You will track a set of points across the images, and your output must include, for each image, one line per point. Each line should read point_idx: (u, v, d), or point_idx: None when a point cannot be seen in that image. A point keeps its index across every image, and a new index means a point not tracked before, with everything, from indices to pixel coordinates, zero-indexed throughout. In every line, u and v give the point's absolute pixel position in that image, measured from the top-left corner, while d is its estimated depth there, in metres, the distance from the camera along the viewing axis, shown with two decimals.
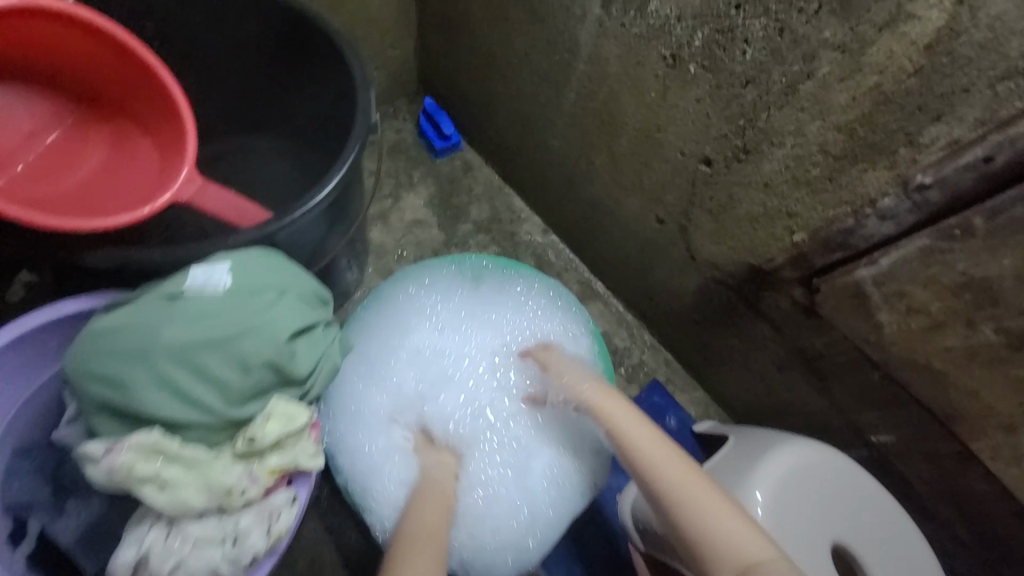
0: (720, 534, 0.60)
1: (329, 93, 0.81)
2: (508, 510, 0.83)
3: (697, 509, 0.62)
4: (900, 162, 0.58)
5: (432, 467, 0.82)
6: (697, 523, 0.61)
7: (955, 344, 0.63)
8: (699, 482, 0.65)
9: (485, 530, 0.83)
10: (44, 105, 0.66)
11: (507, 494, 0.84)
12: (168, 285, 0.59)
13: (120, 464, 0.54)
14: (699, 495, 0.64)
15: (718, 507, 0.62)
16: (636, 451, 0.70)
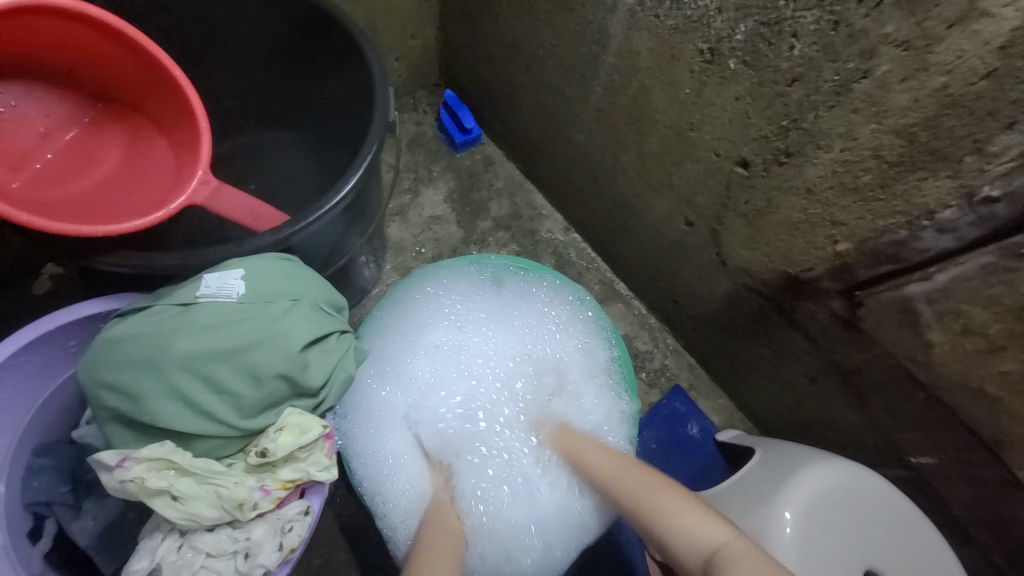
0: (679, 526, 0.67)
1: (348, 88, 0.79)
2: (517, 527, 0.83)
3: (657, 512, 0.70)
4: (965, 171, 0.52)
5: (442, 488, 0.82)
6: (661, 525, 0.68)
7: (1013, 370, 0.58)
8: (657, 488, 0.72)
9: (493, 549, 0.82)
10: (60, 105, 0.65)
11: (506, 511, 0.83)
12: (183, 292, 0.58)
13: (132, 478, 0.54)
14: (662, 500, 0.71)
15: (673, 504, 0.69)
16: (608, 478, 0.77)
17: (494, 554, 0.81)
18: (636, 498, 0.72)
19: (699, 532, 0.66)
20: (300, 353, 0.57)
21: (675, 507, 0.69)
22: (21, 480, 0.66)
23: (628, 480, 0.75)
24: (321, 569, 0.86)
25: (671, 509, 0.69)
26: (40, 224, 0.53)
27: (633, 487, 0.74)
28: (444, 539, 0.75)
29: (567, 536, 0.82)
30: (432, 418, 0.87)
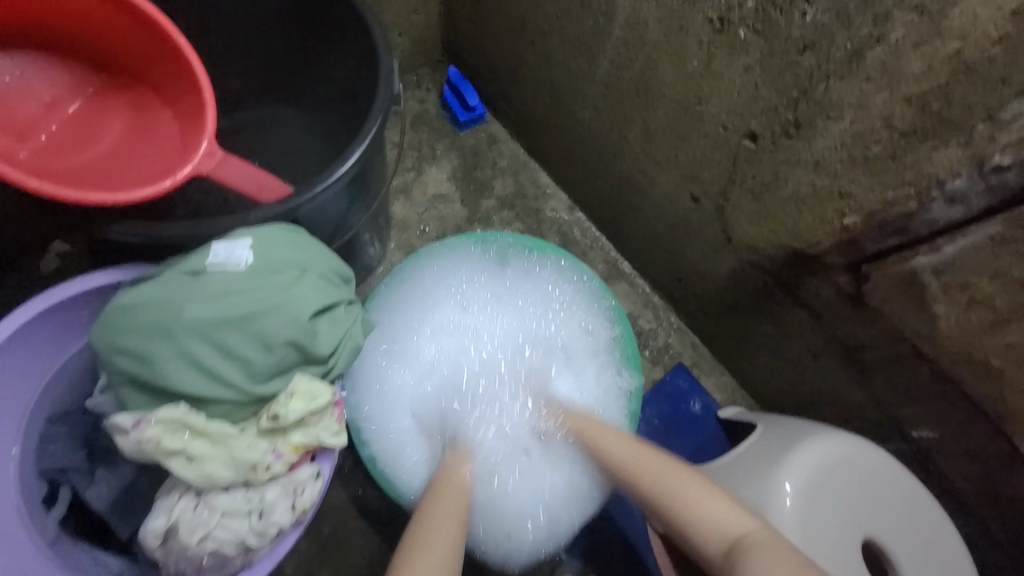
0: (702, 513, 0.65)
1: (352, 61, 0.78)
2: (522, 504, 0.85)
3: (677, 498, 0.67)
4: (976, 140, 0.52)
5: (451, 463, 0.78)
6: (681, 510, 0.66)
7: (1017, 342, 0.59)
8: (675, 473, 0.69)
9: (500, 524, 0.85)
10: (66, 76, 0.66)
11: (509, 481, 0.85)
12: (191, 261, 0.58)
13: (149, 438, 0.56)
14: (681, 487, 0.68)
15: (694, 490, 0.67)
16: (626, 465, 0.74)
17: (502, 527, 0.84)
18: (656, 485, 0.69)
19: (723, 523, 0.63)
20: (308, 321, 0.58)
21: (697, 493, 0.66)
22: (37, 448, 0.68)
23: (650, 467, 0.72)
24: (331, 538, 0.89)
25: (690, 496, 0.66)
26: (43, 187, 0.53)
27: (654, 472, 0.71)
28: (450, 517, 0.68)
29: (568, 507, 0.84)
30: (438, 394, 0.87)
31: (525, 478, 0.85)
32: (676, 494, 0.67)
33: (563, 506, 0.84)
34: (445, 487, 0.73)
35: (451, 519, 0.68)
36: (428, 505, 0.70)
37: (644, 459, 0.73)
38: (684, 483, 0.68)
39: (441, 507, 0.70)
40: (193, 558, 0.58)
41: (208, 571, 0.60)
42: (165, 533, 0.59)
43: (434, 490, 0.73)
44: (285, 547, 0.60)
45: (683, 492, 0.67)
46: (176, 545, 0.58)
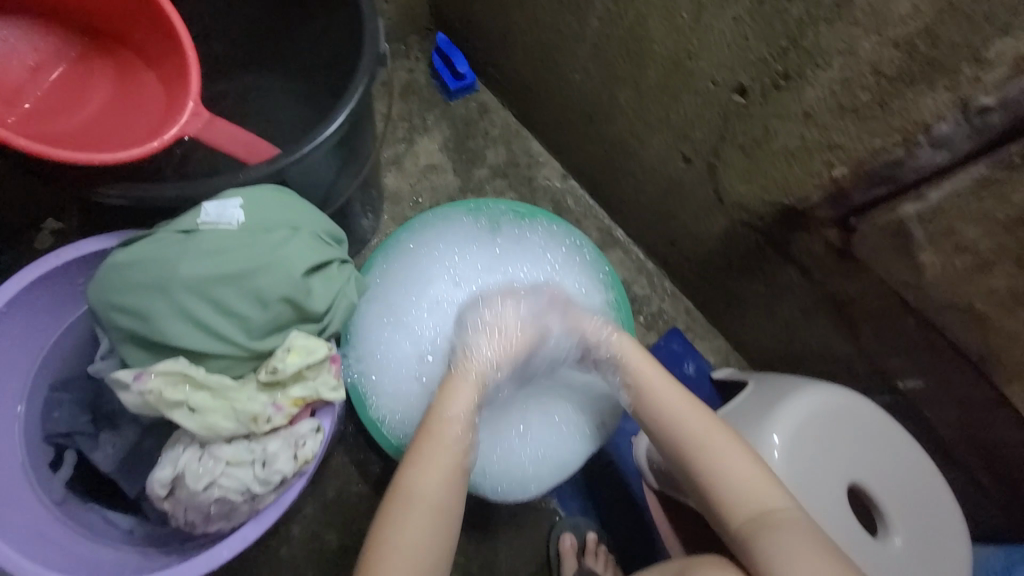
0: (738, 482, 0.65)
1: (336, 24, 0.77)
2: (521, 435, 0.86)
3: (720, 463, 0.67)
4: (963, 82, 0.52)
5: (456, 403, 0.71)
6: (718, 474, 0.66)
7: (1000, 286, 0.60)
8: (725, 438, 0.68)
9: (497, 458, 0.85)
10: (48, 39, 0.66)
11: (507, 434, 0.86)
12: (184, 220, 0.59)
13: (151, 390, 0.57)
14: (727, 452, 0.67)
15: (741, 459, 0.67)
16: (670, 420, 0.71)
17: (494, 460, 0.84)
18: (700, 447, 0.68)
19: (756, 498, 0.64)
20: (301, 279, 0.60)
21: (742, 462, 0.67)
22: (43, 413, 0.70)
23: (697, 425, 0.70)
24: (336, 500, 0.91)
25: (735, 462, 0.66)
26: (25, 146, 0.53)
27: (700, 435, 0.69)
28: (443, 479, 0.66)
29: (562, 457, 0.85)
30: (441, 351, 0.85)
31: (533, 407, 0.87)
32: (722, 458, 0.67)
33: (567, 432, 0.86)
34: (437, 437, 0.68)
35: (442, 482, 0.66)
36: (418, 457, 0.67)
37: (695, 421, 0.70)
38: (727, 453, 0.67)
39: (433, 466, 0.67)
40: (200, 506, 0.60)
41: (214, 519, 0.62)
42: (171, 483, 0.61)
43: (428, 437, 0.69)
44: (289, 496, 0.62)
45: (725, 462, 0.66)
46: (182, 494, 0.60)
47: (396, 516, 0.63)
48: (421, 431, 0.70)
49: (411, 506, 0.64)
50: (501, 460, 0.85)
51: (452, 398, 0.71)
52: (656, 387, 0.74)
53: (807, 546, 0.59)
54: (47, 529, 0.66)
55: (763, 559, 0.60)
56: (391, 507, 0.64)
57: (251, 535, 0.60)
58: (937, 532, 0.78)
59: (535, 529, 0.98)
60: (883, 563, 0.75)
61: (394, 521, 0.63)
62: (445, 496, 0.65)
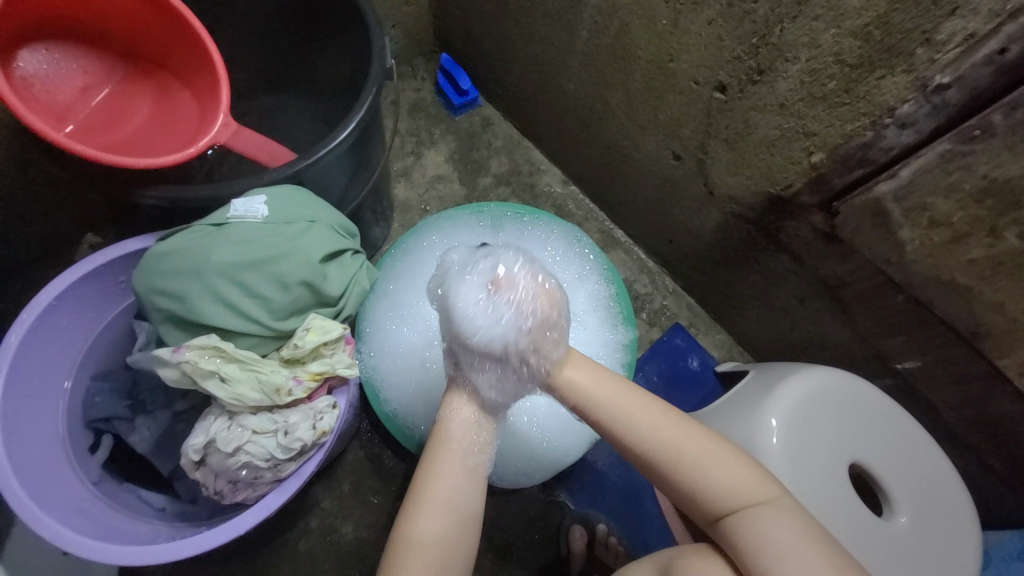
0: (715, 481, 0.60)
1: (347, 47, 0.84)
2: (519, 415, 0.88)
3: (693, 464, 0.61)
4: (918, 64, 0.57)
5: (456, 410, 0.69)
6: (692, 476, 0.61)
7: (979, 255, 0.63)
8: (695, 436, 0.62)
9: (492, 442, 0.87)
10: (96, 63, 0.74)
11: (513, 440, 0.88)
12: (217, 215, 0.67)
13: (186, 361, 0.63)
14: (697, 451, 0.62)
15: (718, 457, 0.61)
16: (644, 432, 0.63)
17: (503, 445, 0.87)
18: (682, 455, 0.61)
19: (739, 493, 0.60)
20: (319, 264, 0.68)
21: (719, 460, 0.61)
22: (85, 401, 0.77)
23: (662, 427, 0.63)
24: (352, 493, 0.95)
25: (709, 461, 0.61)
26: (88, 153, 0.61)
27: (683, 441, 0.62)
28: (454, 482, 0.65)
29: (550, 450, 0.88)
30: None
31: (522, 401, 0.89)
32: (692, 457, 0.61)
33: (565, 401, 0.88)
34: (444, 441, 0.67)
35: (455, 484, 0.64)
36: (432, 460, 0.66)
37: (671, 429, 0.63)
38: (711, 455, 0.61)
39: (446, 467, 0.65)
40: (229, 472, 0.65)
41: (241, 486, 0.66)
42: (204, 449, 0.66)
43: (435, 440, 0.67)
44: (308, 467, 0.66)
45: (708, 465, 0.61)
46: (213, 459, 0.65)
47: (408, 519, 0.62)
48: (431, 436, 0.68)
49: (427, 507, 0.62)
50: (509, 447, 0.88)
51: (450, 409, 0.70)
52: (617, 400, 0.65)
53: (793, 537, 0.56)
54: (88, 501, 0.71)
55: (751, 556, 0.57)
56: (407, 501, 0.64)
57: (274, 503, 0.64)
58: (943, 513, 0.78)
59: (545, 522, 0.99)
60: (889, 542, 0.75)
61: (407, 524, 0.62)
62: (460, 496, 0.64)
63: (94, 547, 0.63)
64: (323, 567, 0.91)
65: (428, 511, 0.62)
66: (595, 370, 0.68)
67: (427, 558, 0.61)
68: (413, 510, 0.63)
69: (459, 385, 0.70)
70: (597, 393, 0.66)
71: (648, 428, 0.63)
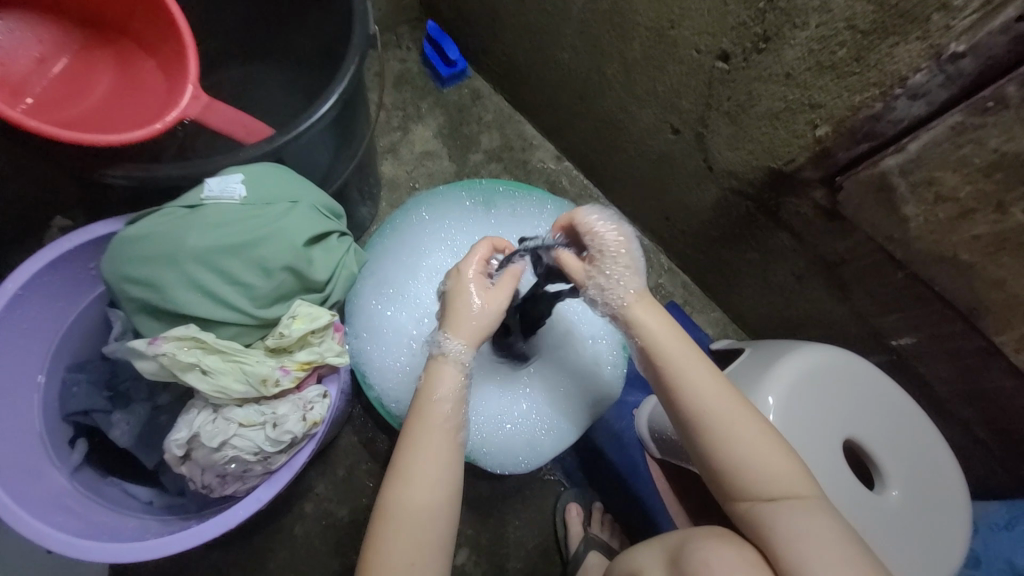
0: (761, 467, 0.60)
1: (327, 12, 0.78)
2: (518, 388, 0.87)
3: (743, 445, 0.61)
4: (933, 31, 0.54)
5: (439, 389, 0.63)
6: (738, 455, 0.61)
7: (984, 232, 0.61)
8: (749, 419, 0.62)
9: (485, 416, 0.85)
10: (52, 31, 0.69)
11: (505, 423, 0.86)
12: (190, 196, 0.63)
13: (163, 353, 0.60)
14: (750, 434, 0.61)
15: (766, 446, 0.61)
16: (691, 396, 0.63)
17: (503, 424, 0.86)
18: (729, 433, 0.61)
19: (782, 482, 0.60)
20: (303, 248, 0.64)
21: (768, 450, 0.61)
22: (62, 393, 0.74)
23: (721, 404, 0.62)
24: (347, 478, 0.94)
25: (759, 448, 0.61)
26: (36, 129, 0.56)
27: (736, 419, 0.62)
28: (432, 454, 0.60)
29: (548, 435, 0.86)
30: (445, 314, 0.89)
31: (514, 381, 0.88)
32: (743, 437, 0.61)
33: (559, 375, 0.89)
34: (427, 418, 0.62)
35: (435, 460, 0.60)
36: (417, 439, 0.61)
37: (731, 407, 0.62)
38: (765, 446, 0.61)
39: (429, 441, 0.61)
40: (216, 466, 0.63)
41: (230, 479, 0.64)
42: (188, 444, 0.63)
43: (418, 420, 0.62)
44: (300, 457, 0.64)
45: (753, 448, 0.61)
46: (198, 454, 0.63)
47: (391, 494, 0.59)
48: (410, 413, 0.63)
49: (408, 480, 0.59)
50: (510, 424, 0.86)
51: (437, 389, 0.63)
52: (688, 372, 0.63)
53: (827, 534, 0.56)
54: (70, 496, 0.68)
55: (783, 549, 0.57)
56: (391, 482, 0.60)
57: (265, 496, 0.63)
58: (934, 484, 0.79)
59: (542, 501, 1.00)
60: (884, 516, 0.76)
61: (391, 499, 0.58)
62: (441, 471, 0.60)
63: (79, 546, 0.61)
64: (320, 551, 0.91)
65: (411, 490, 0.59)
66: (662, 313, 0.67)
67: (415, 536, 0.58)
68: (396, 485, 0.59)
69: (449, 359, 0.63)
70: (659, 340, 0.65)
71: (709, 400, 0.62)
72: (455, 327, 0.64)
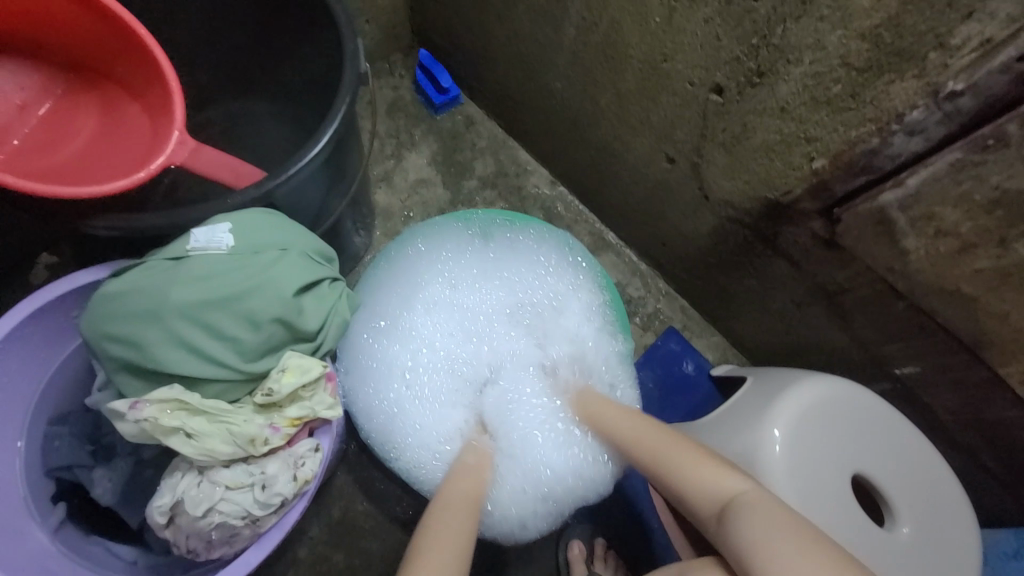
0: (690, 477, 0.66)
1: (317, 46, 0.77)
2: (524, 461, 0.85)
3: (671, 462, 0.68)
4: (930, 69, 0.53)
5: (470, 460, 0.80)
6: (673, 473, 0.68)
7: (986, 266, 0.60)
8: (668, 438, 0.71)
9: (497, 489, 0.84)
10: (34, 78, 0.69)
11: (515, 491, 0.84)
12: (176, 246, 0.61)
13: (145, 418, 0.58)
14: (673, 451, 0.69)
15: (690, 456, 0.68)
16: (635, 438, 0.74)
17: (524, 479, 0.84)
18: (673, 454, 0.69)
19: (717, 488, 0.64)
20: (293, 298, 0.62)
21: (693, 459, 0.67)
22: (44, 448, 0.71)
23: (645, 436, 0.73)
24: (341, 520, 0.90)
25: (683, 461, 0.67)
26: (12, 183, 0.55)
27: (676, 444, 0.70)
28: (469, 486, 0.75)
29: (562, 501, 0.85)
30: (440, 347, 0.90)
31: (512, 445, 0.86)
32: (666, 453, 0.70)
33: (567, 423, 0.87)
34: (465, 468, 0.79)
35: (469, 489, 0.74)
36: (456, 474, 0.77)
37: (655, 436, 0.72)
38: (690, 457, 0.68)
39: (467, 475, 0.77)
40: (202, 531, 0.61)
41: (217, 544, 0.62)
42: (171, 510, 0.61)
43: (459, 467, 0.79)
44: (291, 517, 0.62)
45: (680, 463, 0.68)
46: (182, 520, 0.61)
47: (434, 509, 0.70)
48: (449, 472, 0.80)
49: (454, 503, 0.71)
50: (522, 494, 0.84)
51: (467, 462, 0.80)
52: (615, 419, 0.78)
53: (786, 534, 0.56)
54: (52, 565, 0.67)
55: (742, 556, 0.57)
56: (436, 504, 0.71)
57: (255, 559, 0.61)
58: (943, 517, 0.77)
59: (543, 538, 0.97)
60: (893, 553, 0.74)
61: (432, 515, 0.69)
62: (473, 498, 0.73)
63: None
64: None
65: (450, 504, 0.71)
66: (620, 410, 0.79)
67: (451, 552, 0.64)
68: (440, 502, 0.72)
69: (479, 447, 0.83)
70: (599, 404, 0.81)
71: (637, 437, 0.74)
72: (481, 428, 0.87)
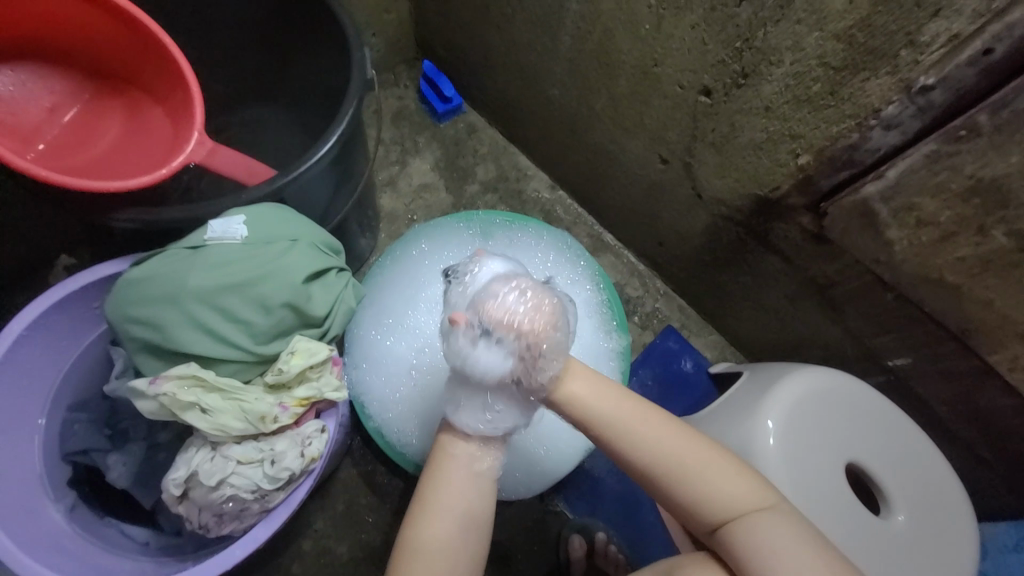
0: (716, 489, 0.58)
1: (327, 57, 0.82)
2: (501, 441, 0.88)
3: (698, 473, 0.59)
4: (902, 66, 0.57)
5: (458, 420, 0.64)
6: (697, 485, 0.59)
7: (968, 254, 0.63)
8: (693, 443, 0.60)
9: None
10: (65, 83, 0.74)
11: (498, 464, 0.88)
12: (193, 237, 0.65)
13: (164, 393, 0.61)
14: (697, 459, 0.59)
15: (719, 467, 0.59)
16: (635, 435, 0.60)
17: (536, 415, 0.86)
18: (681, 470, 0.59)
19: (746, 498, 0.58)
20: (302, 285, 0.66)
21: (723, 470, 0.59)
22: (63, 433, 0.74)
23: (665, 438, 0.60)
24: (346, 512, 0.92)
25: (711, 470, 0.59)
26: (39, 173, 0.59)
27: (686, 453, 0.60)
28: (456, 486, 0.63)
29: (537, 473, 0.88)
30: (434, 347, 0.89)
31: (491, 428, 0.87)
32: (688, 459, 0.59)
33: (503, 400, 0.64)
34: (445, 462, 0.63)
35: (460, 492, 0.62)
36: (438, 467, 0.63)
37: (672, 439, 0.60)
38: (715, 466, 0.59)
39: (448, 471, 0.63)
40: (214, 503, 0.63)
41: (227, 518, 0.64)
42: (185, 483, 0.64)
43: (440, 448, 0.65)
44: (297, 494, 0.65)
45: (705, 472, 0.59)
46: (196, 493, 0.63)
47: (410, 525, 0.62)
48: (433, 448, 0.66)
49: (430, 514, 0.61)
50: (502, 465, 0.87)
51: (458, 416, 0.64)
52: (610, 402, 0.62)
53: (796, 542, 0.55)
54: (68, 542, 0.69)
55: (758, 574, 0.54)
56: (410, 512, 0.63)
57: (263, 535, 0.63)
58: (939, 505, 0.78)
59: (544, 533, 0.98)
60: (886, 541, 0.75)
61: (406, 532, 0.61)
62: (463, 503, 0.62)
63: None
64: None
65: (431, 519, 0.61)
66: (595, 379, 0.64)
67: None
68: (414, 513, 0.62)
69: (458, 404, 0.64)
70: (600, 406, 0.62)
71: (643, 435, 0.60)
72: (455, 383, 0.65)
